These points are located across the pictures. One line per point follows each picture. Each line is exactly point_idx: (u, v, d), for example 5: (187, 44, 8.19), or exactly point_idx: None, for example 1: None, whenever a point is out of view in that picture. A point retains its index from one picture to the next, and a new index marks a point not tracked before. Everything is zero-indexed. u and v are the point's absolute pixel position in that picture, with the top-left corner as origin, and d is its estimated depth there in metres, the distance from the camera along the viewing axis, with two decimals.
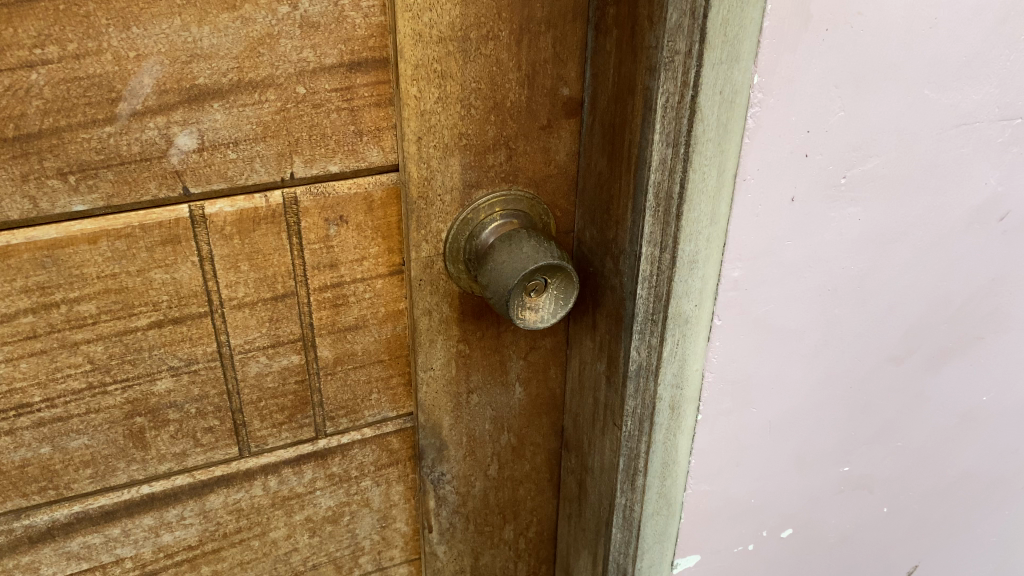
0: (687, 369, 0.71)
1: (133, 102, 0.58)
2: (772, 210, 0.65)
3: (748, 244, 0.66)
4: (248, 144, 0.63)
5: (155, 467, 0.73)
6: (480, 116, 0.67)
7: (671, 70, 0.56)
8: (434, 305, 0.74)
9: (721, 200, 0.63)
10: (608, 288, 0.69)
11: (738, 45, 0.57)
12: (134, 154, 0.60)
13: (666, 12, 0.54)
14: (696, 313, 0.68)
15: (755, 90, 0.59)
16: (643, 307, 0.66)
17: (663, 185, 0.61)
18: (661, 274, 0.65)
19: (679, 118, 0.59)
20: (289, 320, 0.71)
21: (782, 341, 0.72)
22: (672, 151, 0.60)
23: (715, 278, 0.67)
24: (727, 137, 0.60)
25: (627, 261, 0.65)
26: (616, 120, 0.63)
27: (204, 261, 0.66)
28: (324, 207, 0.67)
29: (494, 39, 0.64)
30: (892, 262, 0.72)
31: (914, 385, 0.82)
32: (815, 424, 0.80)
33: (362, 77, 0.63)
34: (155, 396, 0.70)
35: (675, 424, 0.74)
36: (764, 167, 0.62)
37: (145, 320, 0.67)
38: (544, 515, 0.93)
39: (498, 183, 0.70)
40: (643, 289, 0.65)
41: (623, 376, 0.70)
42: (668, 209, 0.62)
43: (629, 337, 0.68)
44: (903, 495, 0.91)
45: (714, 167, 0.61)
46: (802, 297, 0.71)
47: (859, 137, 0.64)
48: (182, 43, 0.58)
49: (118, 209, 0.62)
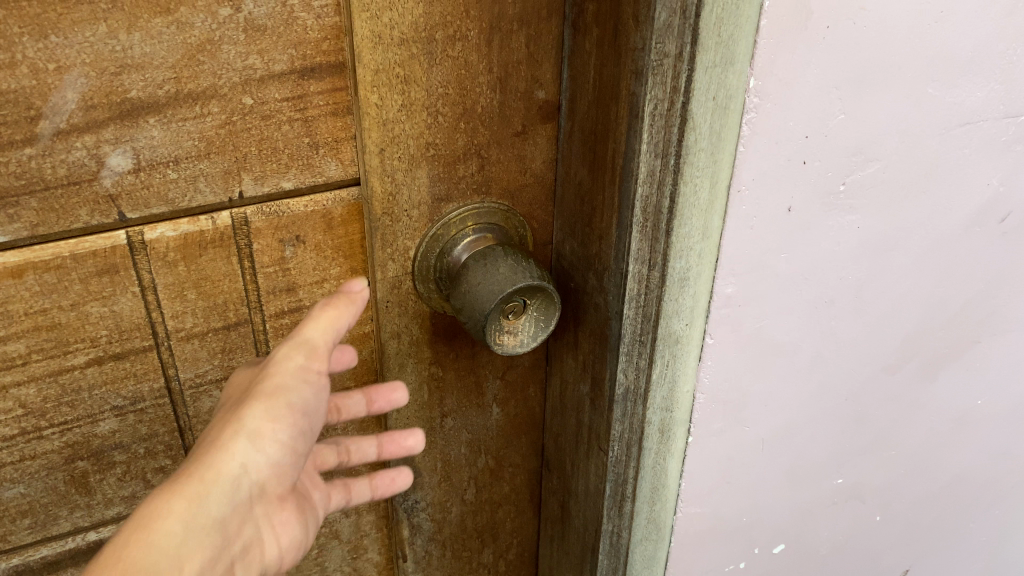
0: (677, 391, 0.66)
1: (56, 119, 0.52)
2: (768, 221, 0.60)
3: (742, 259, 0.60)
4: (189, 162, 0.56)
5: (102, 513, 0.67)
6: (448, 123, 0.61)
7: (659, 75, 0.51)
8: (403, 327, 0.68)
9: (714, 213, 0.57)
10: (592, 306, 0.64)
11: (734, 46, 0.51)
12: (60, 178, 0.53)
13: (654, 12, 0.49)
14: (687, 331, 0.63)
15: (751, 94, 0.53)
16: (630, 328, 0.61)
17: (651, 199, 0.56)
18: (650, 292, 0.60)
19: (668, 126, 0.53)
20: (244, 350, 0.65)
21: (776, 357, 0.68)
22: (660, 163, 0.55)
23: (707, 294, 0.62)
24: (720, 145, 0.55)
25: (612, 279, 0.60)
26: (597, 127, 0.58)
27: (146, 291, 0.60)
28: (278, 227, 0.61)
29: (462, 40, 0.58)
30: (890, 270, 0.68)
31: (908, 394, 0.78)
32: (809, 438, 0.76)
33: (315, 84, 0.57)
34: (98, 438, 0.64)
35: (665, 447, 0.69)
36: (759, 176, 0.57)
37: (83, 357, 0.60)
38: (525, 536, 0.88)
39: (469, 195, 0.65)
40: (631, 308, 0.60)
41: (610, 400, 0.65)
42: (657, 224, 0.57)
43: (615, 359, 0.63)
44: (896, 502, 0.87)
45: (706, 178, 0.56)
46: (797, 310, 0.66)
47: (860, 141, 0.59)
48: (110, 52, 0.51)
49: (45, 239, 0.55)
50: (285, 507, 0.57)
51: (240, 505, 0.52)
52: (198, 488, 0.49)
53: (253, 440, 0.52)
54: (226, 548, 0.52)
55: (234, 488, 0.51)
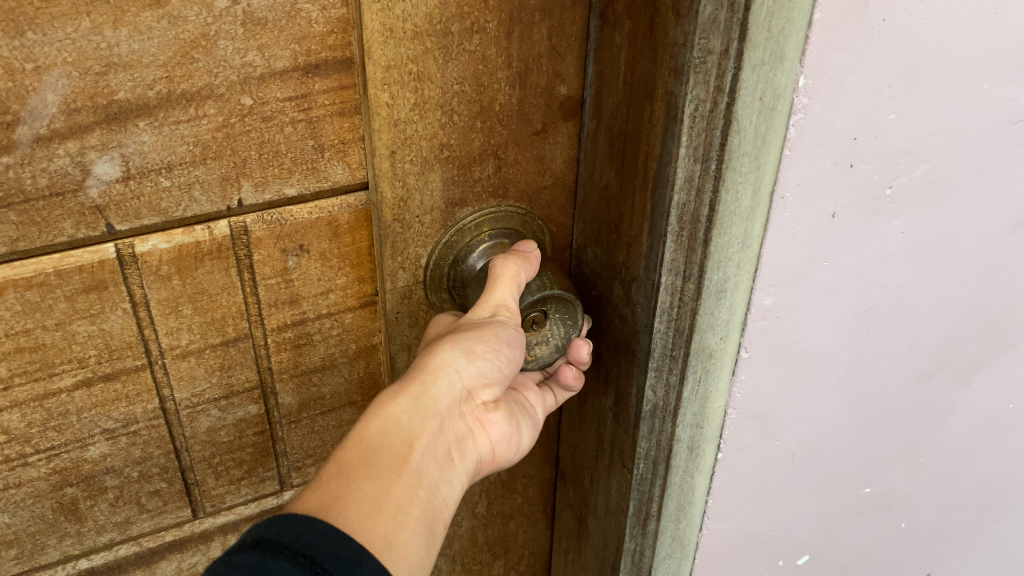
0: (708, 407, 0.62)
1: (35, 125, 0.47)
2: (810, 228, 0.55)
3: (782, 268, 0.57)
4: (183, 169, 0.51)
5: (94, 540, 0.63)
6: (464, 123, 0.56)
7: (702, 72, 0.47)
8: (413, 338, 0.64)
9: (755, 221, 0.53)
10: (616, 317, 0.60)
11: (784, 42, 0.47)
12: (42, 189, 0.49)
13: (698, 5, 0.44)
14: (721, 346, 0.59)
15: (800, 94, 0.49)
16: (660, 342, 0.57)
17: (688, 206, 0.52)
18: (684, 306, 0.56)
19: (710, 128, 0.49)
20: (244, 366, 0.60)
21: (811, 369, 0.64)
22: (700, 168, 0.50)
23: (744, 307, 0.58)
24: (765, 149, 0.50)
25: (641, 290, 0.56)
26: (628, 126, 0.53)
27: (138, 307, 0.55)
28: (281, 236, 0.56)
29: (479, 32, 0.53)
30: (932, 276, 0.64)
31: (942, 401, 0.75)
32: (841, 449, 0.72)
33: (320, 82, 0.52)
34: (88, 463, 0.59)
35: (692, 465, 0.65)
36: (804, 181, 0.53)
37: (70, 379, 0.56)
38: (537, 547, 0.84)
39: (485, 199, 0.60)
40: (662, 322, 0.56)
41: (636, 417, 0.61)
42: (694, 233, 0.53)
43: (643, 375, 0.59)
44: (923, 509, 0.84)
45: (749, 185, 0.52)
46: (836, 320, 0.62)
47: (910, 141, 0.55)
48: (94, 50, 0.46)
49: (26, 254, 0.50)
50: (496, 408, 0.58)
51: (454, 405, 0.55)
52: (418, 388, 0.53)
53: (464, 353, 0.54)
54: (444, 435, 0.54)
55: (448, 391, 0.55)
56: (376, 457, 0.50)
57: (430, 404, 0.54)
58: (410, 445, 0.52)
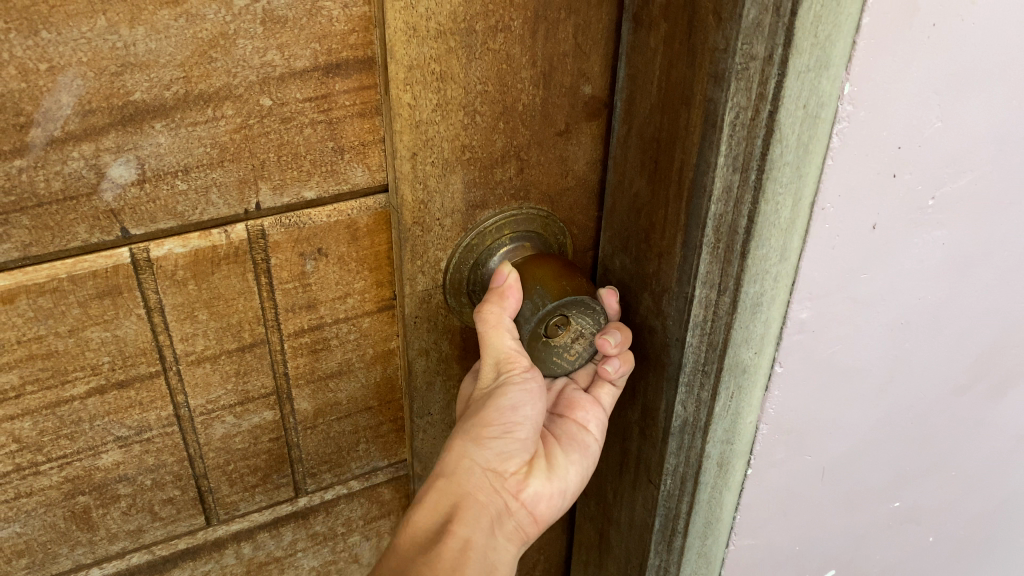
0: (741, 422, 0.61)
1: (49, 127, 0.45)
2: (851, 240, 0.54)
3: (820, 281, 0.55)
4: (200, 171, 0.50)
5: (106, 548, 0.62)
6: (486, 123, 0.55)
7: (743, 79, 0.45)
8: (432, 343, 0.63)
9: (794, 233, 0.51)
10: (645, 329, 0.59)
11: (831, 48, 0.45)
12: (56, 192, 0.47)
13: (741, 9, 0.43)
14: (755, 361, 0.57)
15: (844, 100, 0.47)
16: (692, 357, 0.56)
17: (725, 217, 0.50)
18: (718, 320, 0.54)
19: (751, 138, 0.47)
20: (260, 372, 0.59)
21: (846, 383, 0.63)
22: (739, 178, 0.48)
23: (779, 320, 0.56)
24: (807, 158, 0.48)
25: (674, 303, 0.54)
26: (662, 133, 0.52)
27: (152, 312, 0.53)
28: (299, 240, 0.55)
29: (504, 31, 0.52)
30: (971, 288, 0.63)
31: (976, 414, 0.73)
32: (871, 464, 0.71)
33: (341, 82, 0.51)
34: (101, 471, 0.58)
35: (722, 481, 0.64)
36: (846, 191, 0.51)
37: (83, 386, 0.54)
38: (552, 552, 0.83)
39: (506, 201, 0.59)
40: (694, 335, 0.55)
41: (664, 432, 0.60)
42: (730, 245, 0.51)
43: (674, 389, 0.57)
44: (951, 522, 0.82)
45: (790, 196, 0.49)
46: (872, 334, 0.61)
47: (955, 151, 0.53)
48: (110, 49, 0.45)
49: (39, 259, 0.49)
50: (530, 473, 0.60)
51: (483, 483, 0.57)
52: (440, 477, 0.57)
53: (473, 439, 0.57)
54: (481, 513, 0.57)
55: (472, 472, 0.57)
56: (416, 549, 0.53)
57: (456, 490, 0.57)
58: (449, 530, 0.54)
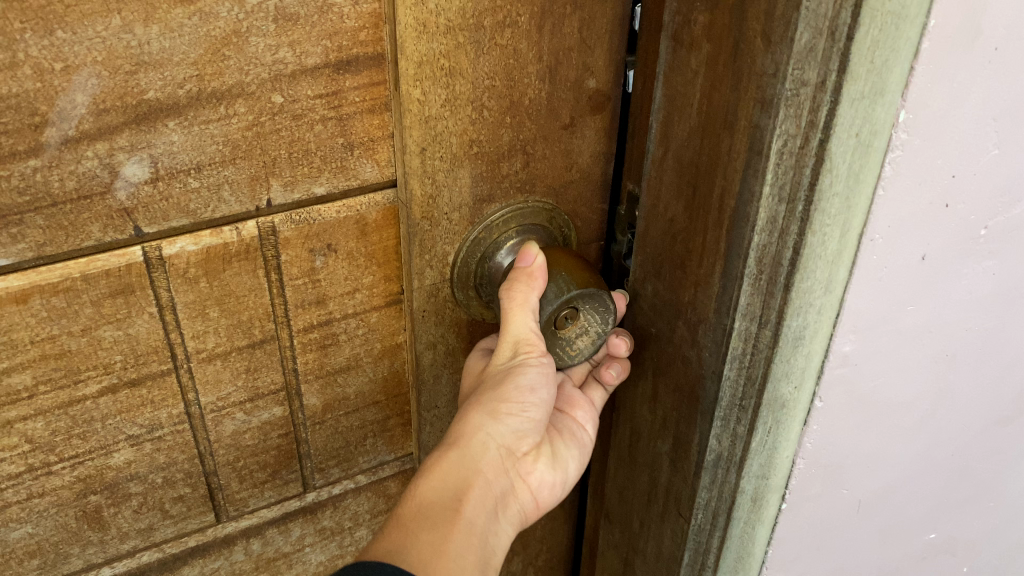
0: (776, 457, 0.62)
1: (63, 126, 0.45)
2: (900, 272, 0.56)
3: (865, 314, 0.57)
4: (212, 169, 0.50)
5: (117, 547, 0.62)
6: (494, 118, 0.55)
7: (793, 105, 0.46)
8: (439, 337, 0.63)
9: (840, 264, 0.52)
10: (678, 358, 0.59)
11: (886, 75, 0.45)
12: (69, 192, 0.47)
13: (793, 33, 0.43)
14: (794, 395, 0.59)
15: (897, 129, 0.48)
16: (729, 391, 0.57)
17: (769, 247, 0.51)
18: (758, 352, 0.55)
19: (799, 167, 0.48)
20: (270, 369, 0.59)
21: (886, 412, 0.65)
22: (785, 208, 0.49)
23: (821, 353, 0.57)
24: (857, 188, 0.49)
25: (711, 334, 0.55)
26: (701, 158, 0.52)
27: (164, 310, 0.54)
28: (309, 236, 0.55)
29: (512, 26, 0.52)
30: (1016, 321, 0.65)
31: (1015, 445, 0.76)
32: (909, 492, 0.73)
33: (351, 78, 0.51)
34: (112, 470, 0.58)
35: (755, 515, 0.65)
36: (895, 223, 0.53)
37: (95, 385, 0.54)
38: (554, 542, 0.83)
39: (512, 194, 0.59)
40: (732, 368, 0.56)
41: (697, 466, 0.61)
42: (773, 277, 0.52)
43: (708, 423, 0.58)
44: (986, 552, 0.84)
45: (837, 227, 0.50)
46: (916, 365, 0.63)
47: (1007, 181, 0.55)
48: (124, 48, 0.45)
49: (52, 259, 0.49)
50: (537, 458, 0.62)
51: (496, 462, 0.58)
52: (458, 446, 0.57)
53: (490, 413, 0.58)
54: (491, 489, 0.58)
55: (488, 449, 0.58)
56: (429, 511, 0.54)
57: (473, 462, 0.57)
58: (459, 500, 0.55)
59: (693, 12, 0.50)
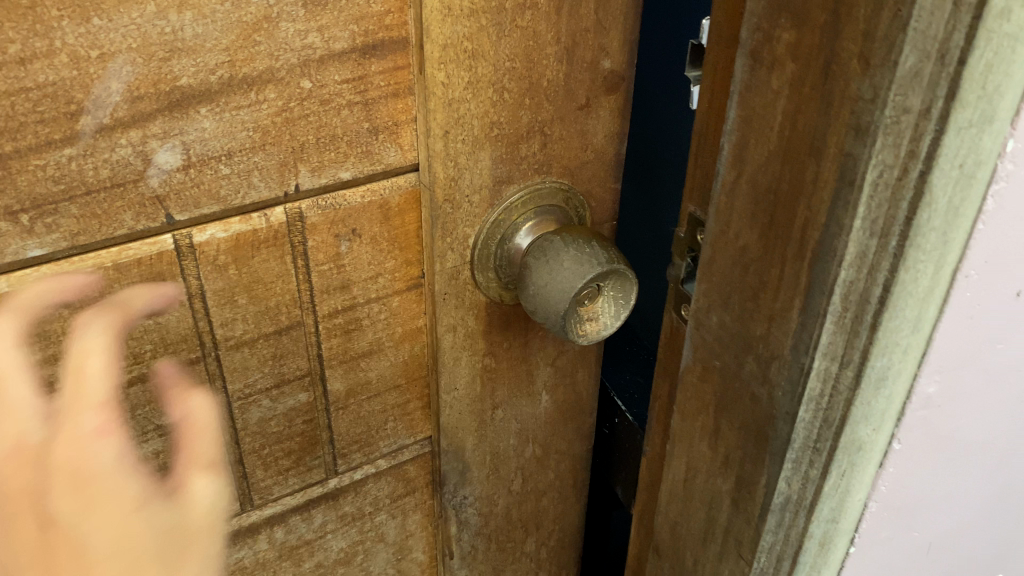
0: (848, 501, 0.53)
1: (98, 114, 0.45)
2: (996, 308, 0.48)
3: (951, 355, 0.49)
4: (243, 155, 0.50)
5: None
6: (514, 100, 0.56)
7: (892, 135, 0.38)
8: (459, 320, 0.64)
9: (930, 303, 0.44)
10: (744, 396, 0.50)
11: (998, 100, 0.38)
12: (103, 180, 0.47)
13: (898, 56, 0.35)
14: (872, 438, 0.50)
15: (1005, 158, 0.41)
16: (802, 433, 0.48)
17: (856, 285, 0.42)
18: (837, 393, 0.47)
19: (896, 201, 0.39)
20: (296, 354, 0.60)
21: (964, 455, 0.57)
22: (877, 244, 0.41)
23: (904, 396, 0.49)
24: (956, 223, 0.41)
25: (784, 373, 0.47)
26: (780, 186, 0.43)
27: (194, 298, 0.54)
28: (334, 221, 0.56)
29: (531, 8, 0.53)
30: None
31: None
32: (982, 537, 0.66)
33: (377, 63, 0.52)
34: (141, 461, 0.58)
35: (822, 561, 0.56)
36: (992, 257, 0.45)
37: (126, 376, 0.54)
38: (567, 522, 0.85)
39: (531, 175, 0.60)
40: (806, 411, 0.47)
41: (762, 508, 0.52)
42: (859, 315, 0.44)
43: (779, 466, 0.50)
44: None
45: (933, 262, 0.42)
46: (1000, 409, 0.55)
47: None
48: (158, 35, 0.45)
49: (85, 249, 0.49)
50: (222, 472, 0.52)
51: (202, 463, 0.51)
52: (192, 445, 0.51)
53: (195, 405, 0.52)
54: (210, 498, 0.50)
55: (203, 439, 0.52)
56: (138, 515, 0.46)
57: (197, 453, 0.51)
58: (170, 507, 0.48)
59: (775, 23, 0.41)
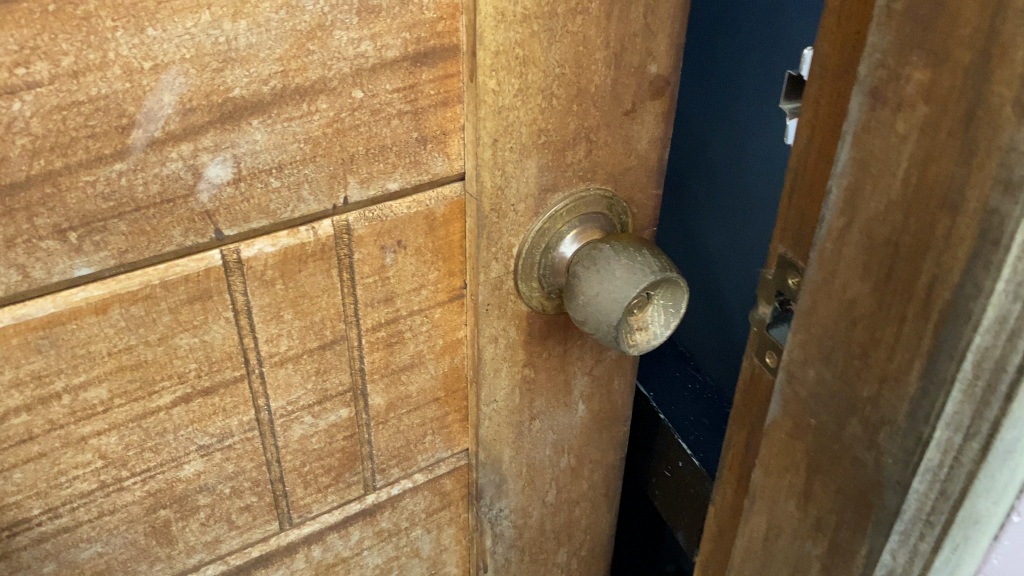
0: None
1: (150, 128, 0.44)
2: None
3: None
4: (294, 167, 0.49)
5: (183, 562, 0.60)
6: (561, 107, 0.55)
7: None
8: (501, 330, 0.62)
9: None
10: (846, 457, 0.44)
11: None
12: (153, 196, 0.46)
13: None
14: (995, 515, 0.38)
15: None
16: (914, 507, 0.40)
17: (992, 353, 0.35)
18: (956, 469, 0.38)
19: None
20: (338, 369, 0.59)
21: None
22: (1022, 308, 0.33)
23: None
24: None
25: (895, 440, 0.40)
26: (902, 237, 0.37)
27: (239, 315, 0.52)
28: (381, 233, 0.55)
29: (583, 13, 0.52)
30: None
31: None
32: None
33: (428, 71, 0.50)
34: (182, 483, 0.56)
35: None
36: None
37: (170, 396, 0.53)
38: (598, 531, 0.84)
39: (576, 183, 0.59)
40: (920, 486, 0.39)
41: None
42: (993, 385, 0.35)
43: (883, 539, 0.42)
44: None
45: None
46: None
47: None
48: (212, 45, 0.43)
49: (132, 266, 0.47)
50: None
51: None
52: None
53: None
54: None
55: None
56: None
57: None
58: None
59: (904, 54, 0.35)
